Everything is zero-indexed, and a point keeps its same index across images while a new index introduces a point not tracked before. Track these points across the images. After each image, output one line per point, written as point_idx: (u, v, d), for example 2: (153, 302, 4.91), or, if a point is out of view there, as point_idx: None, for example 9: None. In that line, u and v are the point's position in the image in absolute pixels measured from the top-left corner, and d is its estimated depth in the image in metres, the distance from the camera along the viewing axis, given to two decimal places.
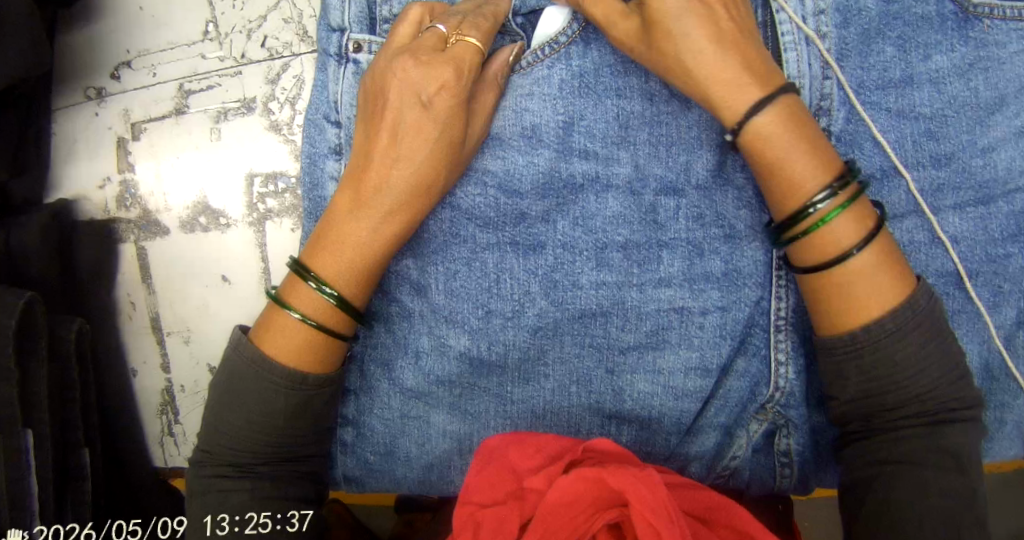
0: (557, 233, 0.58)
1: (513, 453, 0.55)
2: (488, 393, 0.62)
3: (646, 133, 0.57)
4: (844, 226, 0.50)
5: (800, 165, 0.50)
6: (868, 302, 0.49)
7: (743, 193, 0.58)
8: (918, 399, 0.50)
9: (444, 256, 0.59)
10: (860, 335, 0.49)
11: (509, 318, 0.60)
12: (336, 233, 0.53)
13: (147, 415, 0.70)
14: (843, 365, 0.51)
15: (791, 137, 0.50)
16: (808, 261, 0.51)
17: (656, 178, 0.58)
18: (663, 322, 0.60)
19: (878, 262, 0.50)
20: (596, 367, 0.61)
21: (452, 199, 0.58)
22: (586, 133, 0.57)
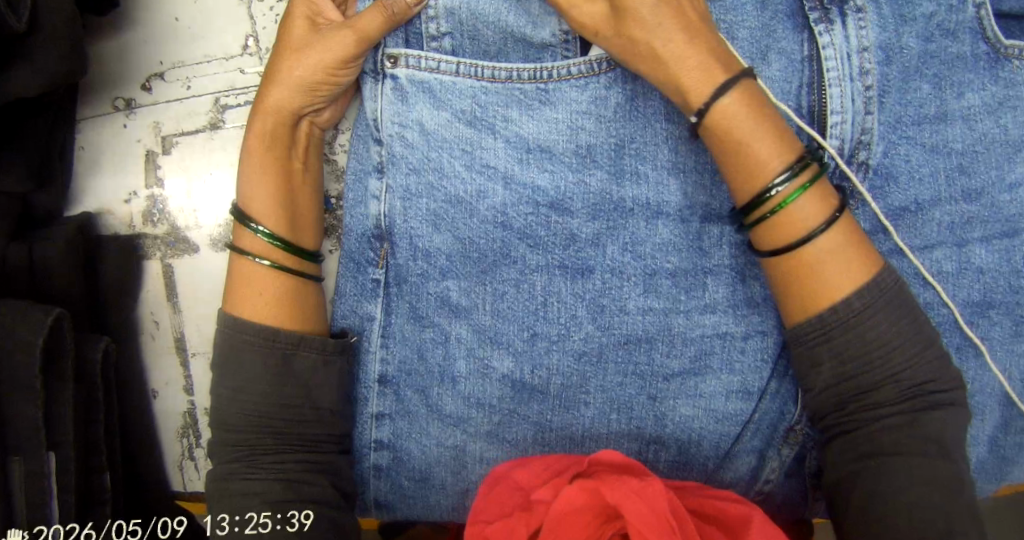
0: (606, 257, 0.58)
1: (520, 471, 0.55)
2: (527, 420, 0.60)
3: (695, 159, 0.57)
4: (808, 207, 0.50)
5: (761, 146, 0.50)
6: (832, 284, 0.50)
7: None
8: (895, 381, 0.50)
9: (493, 276, 0.57)
10: (830, 316, 0.50)
11: (555, 342, 0.58)
12: (255, 170, 0.56)
13: (166, 438, 0.67)
14: (818, 353, 0.51)
15: (752, 118, 0.50)
16: (770, 243, 0.52)
17: (703, 206, 0.58)
18: (706, 347, 0.59)
19: (836, 247, 0.50)
20: (638, 394, 0.60)
21: (505, 219, 0.57)
22: (637, 156, 0.57)
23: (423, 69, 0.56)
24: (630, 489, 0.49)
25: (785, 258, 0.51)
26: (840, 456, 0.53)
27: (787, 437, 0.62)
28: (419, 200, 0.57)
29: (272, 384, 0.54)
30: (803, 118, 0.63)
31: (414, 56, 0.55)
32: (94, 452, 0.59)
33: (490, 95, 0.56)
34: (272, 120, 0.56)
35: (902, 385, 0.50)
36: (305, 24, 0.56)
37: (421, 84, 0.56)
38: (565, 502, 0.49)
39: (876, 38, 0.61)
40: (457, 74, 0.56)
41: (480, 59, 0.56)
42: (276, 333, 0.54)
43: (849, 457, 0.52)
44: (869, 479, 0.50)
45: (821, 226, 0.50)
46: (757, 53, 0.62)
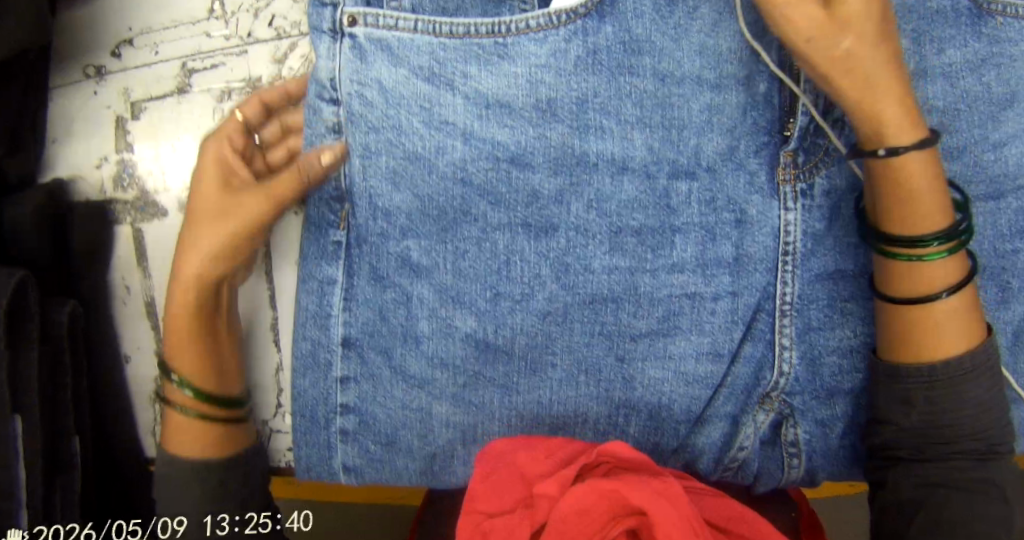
0: (570, 214, 0.57)
1: (523, 455, 0.57)
2: (492, 383, 0.60)
3: (659, 115, 0.56)
4: (942, 267, 0.53)
5: (930, 203, 0.51)
6: (948, 342, 0.53)
7: (756, 178, 0.57)
8: (973, 438, 0.54)
9: (454, 234, 0.57)
10: (938, 369, 0.53)
11: (518, 301, 0.58)
12: (178, 350, 0.59)
13: (138, 403, 0.66)
14: (912, 390, 0.54)
15: (928, 180, 0.51)
16: (901, 292, 0.54)
17: (669, 162, 0.57)
18: (674, 307, 0.58)
19: (925, 311, 0.54)
20: (606, 355, 0.59)
21: (465, 175, 0.56)
22: (600, 110, 0.56)
23: (382, 26, 0.55)
24: (654, 490, 0.51)
25: (909, 309, 0.54)
26: (906, 482, 0.56)
27: (760, 399, 0.61)
28: (378, 159, 0.57)
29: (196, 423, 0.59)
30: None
31: (372, 13, 0.54)
32: (60, 415, 0.59)
33: (448, 51, 0.55)
34: (193, 289, 0.59)
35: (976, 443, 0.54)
36: (215, 162, 0.59)
37: (380, 42, 0.55)
38: (573, 503, 0.51)
39: None
40: (416, 31, 0.55)
41: (439, 13, 0.55)
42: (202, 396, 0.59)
43: (917, 485, 0.55)
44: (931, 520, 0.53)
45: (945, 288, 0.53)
46: None
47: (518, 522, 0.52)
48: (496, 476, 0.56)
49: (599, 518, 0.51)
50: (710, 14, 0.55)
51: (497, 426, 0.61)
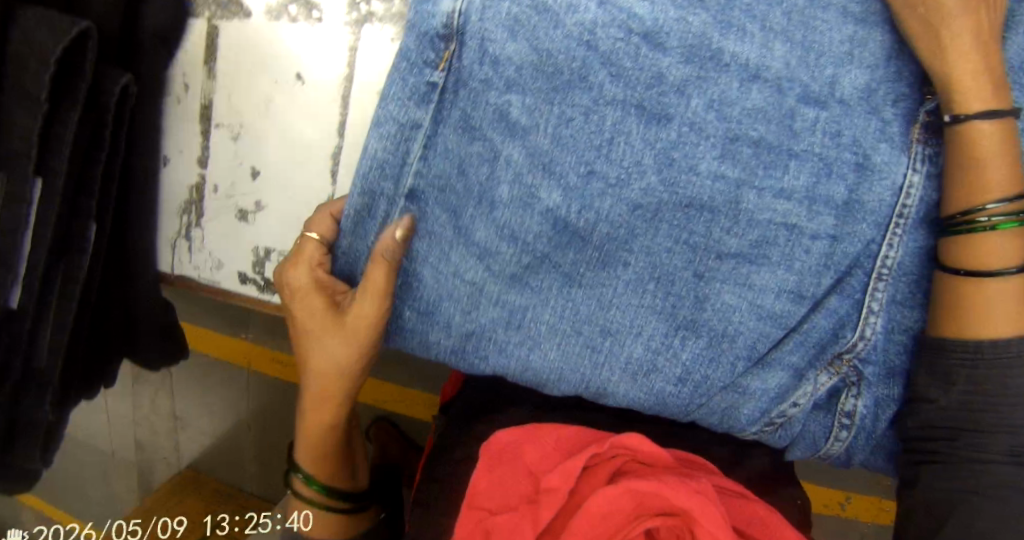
0: (689, 110, 0.51)
1: (530, 450, 0.61)
2: (557, 269, 0.56)
3: (802, 33, 0.52)
4: (1009, 243, 0.50)
5: (997, 173, 0.50)
6: (1002, 321, 0.50)
7: (888, 127, 0.53)
8: (1011, 432, 0.50)
9: (564, 98, 0.51)
10: (986, 346, 0.50)
11: (611, 186, 0.52)
12: (331, 388, 0.64)
13: (168, 210, 0.70)
14: (958, 366, 0.52)
15: (999, 150, 0.50)
16: (959, 262, 0.52)
17: (801, 85, 0.52)
18: (769, 235, 0.53)
19: (1019, 290, 0.50)
20: (683, 269, 0.55)
21: (591, 39, 0.50)
22: (748, 11, 0.51)
23: None
24: (678, 483, 0.53)
25: (964, 281, 0.52)
26: (937, 483, 0.53)
27: (829, 360, 0.57)
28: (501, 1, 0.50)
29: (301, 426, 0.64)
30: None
31: None
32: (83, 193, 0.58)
33: None
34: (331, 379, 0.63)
35: (1014, 444, 0.50)
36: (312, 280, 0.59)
37: None
38: (600, 501, 0.53)
39: None
40: None
41: None
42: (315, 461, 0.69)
43: (948, 485, 0.52)
44: (964, 521, 0.50)
45: (1012, 264, 0.50)
46: None
47: (518, 518, 0.56)
48: (505, 467, 0.60)
49: (624, 513, 0.53)
50: None
51: (549, 314, 0.57)
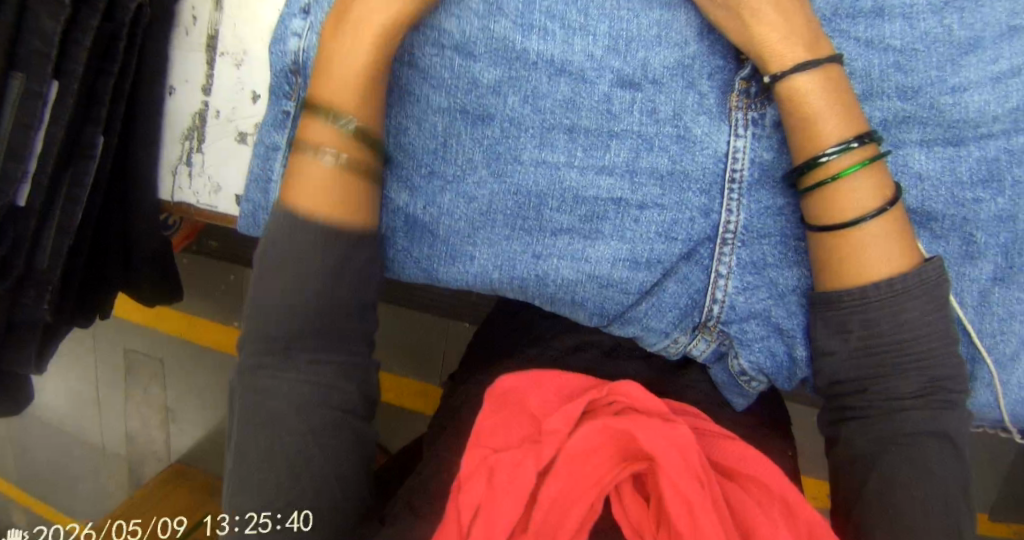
0: (507, 107, 0.56)
1: (535, 394, 0.60)
2: (416, 262, 0.60)
3: (606, 25, 0.55)
4: (864, 185, 0.50)
5: (831, 124, 0.50)
6: (873, 265, 0.50)
7: (704, 100, 0.56)
8: (918, 369, 0.50)
9: (398, 111, 0.57)
10: (871, 290, 0.50)
11: (450, 182, 0.57)
12: None
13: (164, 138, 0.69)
14: (850, 315, 0.51)
15: (827, 99, 0.50)
16: (819, 219, 0.52)
17: (613, 70, 0.55)
18: (598, 210, 0.56)
19: (884, 231, 0.50)
20: (523, 251, 0.57)
21: (411, 57, 0.55)
22: (546, 13, 0.55)
23: None
24: (656, 427, 0.53)
25: (832, 235, 0.51)
26: (858, 439, 0.52)
27: (698, 327, 0.59)
28: None
29: (268, 379, 0.52)
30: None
31: None
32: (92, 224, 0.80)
33: None
34: None
35: (924, 378, 0.50)
36: None
37: None
38: (580, 440, 0.54)
39: None
40: None
41: None
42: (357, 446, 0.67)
43: (869, 440, 0.51)
44: (885, 473, 0.50)
45: (872, 212, 0.50)
46: None
47: (523, 455, 0.55)
48: (501, 414, 0.58)
49: (605, 462, 0.54)
50: None
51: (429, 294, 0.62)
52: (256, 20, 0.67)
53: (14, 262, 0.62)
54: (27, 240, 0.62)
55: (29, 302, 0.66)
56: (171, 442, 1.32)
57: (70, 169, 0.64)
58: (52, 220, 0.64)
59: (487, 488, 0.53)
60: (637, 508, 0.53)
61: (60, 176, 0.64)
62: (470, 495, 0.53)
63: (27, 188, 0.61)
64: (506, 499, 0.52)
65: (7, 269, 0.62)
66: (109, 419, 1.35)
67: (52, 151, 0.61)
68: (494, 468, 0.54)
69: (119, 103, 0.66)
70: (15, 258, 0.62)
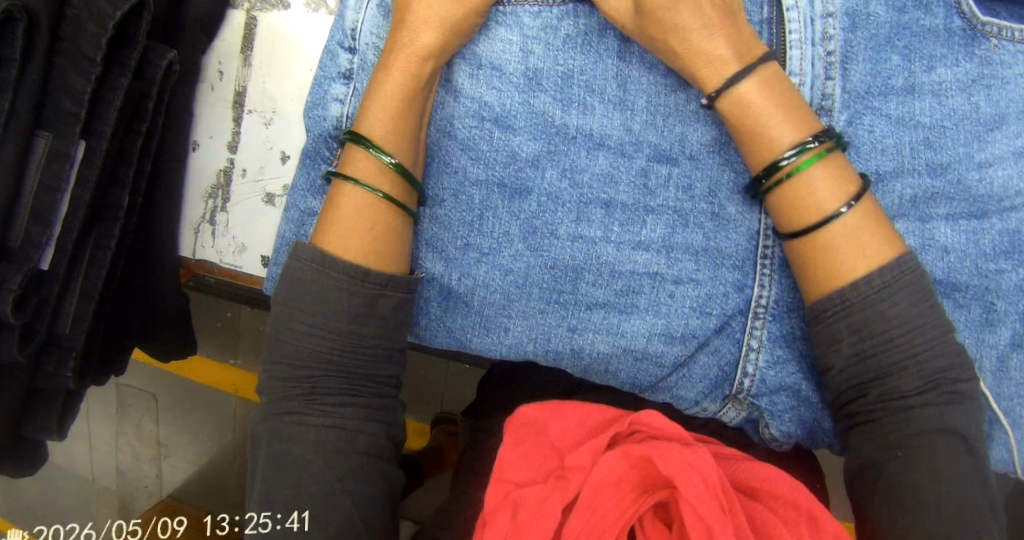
0: (545, 181, 0.56)
1: (555, 428, 0.59)
2: (449, 331, 0.60)
3: (645, 100, 0.55)
4: (826, 181, 0.50)
5: (779, 127, 0.50)
6: (849, 266, 0.50)
7: (740, 178, 0.56)
8: (917, 366, 0.49)
9: (434, 182, 0.57)
10: (849, 293, 0.50)
11: (485, 254, 0.58)
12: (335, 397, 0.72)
13: (192, 195, 0.69)
14: (835, 324, 0.51)
15: (770, 101, 0.50)
16: (788, 224, 0.52)
17: (650, 145, 0.56)
18: (634, 284, 0.56)
19: (857, 225, 0.50)
20: (558, 325, 0.57)
21: (449, 129, 0.56)
22: (586, 87, 0.55)
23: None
24: (684, 459, 0.53)
25: (805, 238, 0.51)
26: (868, 444, 0.52)
27: (729, 397, 0.60)
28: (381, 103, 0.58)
29: (292, 425, 0.51)
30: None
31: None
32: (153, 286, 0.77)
33: None
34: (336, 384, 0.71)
35: (926, 373, 0.49)
36: None
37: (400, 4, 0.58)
38: (605, 472, 0.55)
39: (842, 4, 0.58)
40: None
41: None
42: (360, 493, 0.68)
43: (879, 445, 0.51)
44: (897, 475, 0.49)
45: (840, 207, 0.50)
46: None
47: (546, 491, 0.55)
48: (522, 448, 0.59)
49: (628, 495, 0.55)
50: None
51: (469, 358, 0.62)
52: (285, 76, 0.66)
53: (37, 328, 0.60)
54: (50, 306, 0.60)
55: (51, 370, 0.64)
56: (164, 476, 1.36)
57: (94, 230, 0.61)
58: (76, 287, 0.62)
59: (511, 524, 0.54)
60: (662, 535, 0.55)
61: (86, 239, 0.62)
62: (495, 528, 0.54)
63: (50, 252, 0.59)
64: (531, 535, 0.53)
65: (31, 335, 0.60)
66: (98, 456, 1.36)
67: (77, 213, 0.59)
68: (518, 503, 0.55)
69: (147, 160, 0.64)
70: (39, 325, 0.60)
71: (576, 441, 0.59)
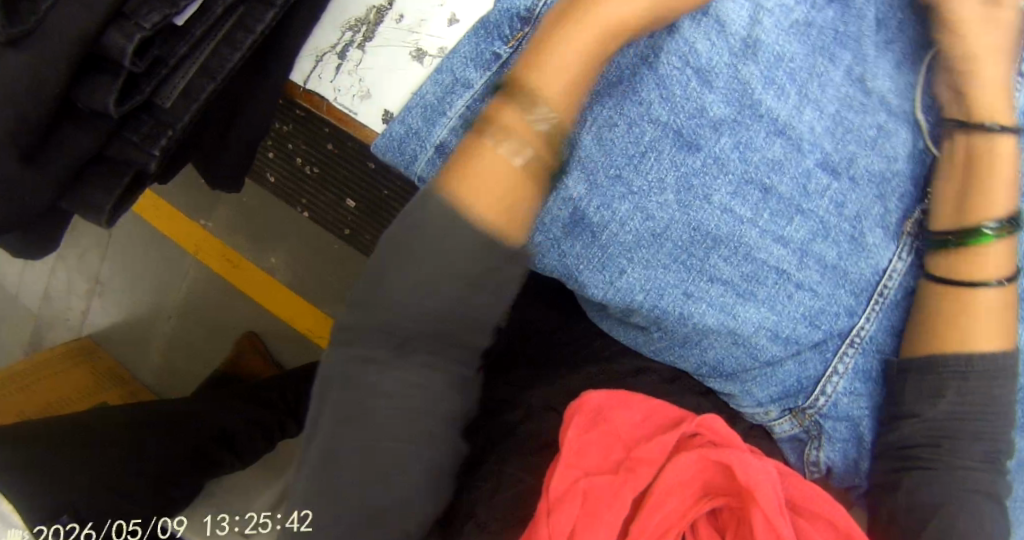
0: (718, 145, 0.56)
1: (623, 416, 0.55)
2: (564, 257, 0.58)
3: (834, 108, 0.58)
4: (1002, 256, 0.57)
5: (999, 193, 0.56)
6: (984, 332, 0.56)
7: (888, 215, 0.59)
8: (990, 440, 0.56)
9: (614, 104, 0.56)
10: (982, 356, 0.55)
11: (634, 193, 0.56)
12: None
13: (329, 20, 0.61)
14: (947, 380, 0.56)
15: (1002, 169, 0.57)
16: (947, 275, 0.58)
17: (822, 151, 0.57)
18: (761, 274, 0.57)
19: (999, 302, 0.57)
20: (675, 286, 0.57)
21: (653, 59, 0.55)
22: (789, 75, 0.56)
23: None
24: (759, 474, 0.50)
25: (960, 291, 0.57)
26: (923, 490, 0.55)
27: (793, 410, 0.63)
28: None
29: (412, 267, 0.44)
30: (938, 139, 0.60)
31: None
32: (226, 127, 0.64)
33: None
34: None
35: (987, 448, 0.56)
36: None
37: None
38: (678, 473, 0.52)
39: None
40: None
41: None
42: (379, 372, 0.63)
43: (934, 493, 0.55)
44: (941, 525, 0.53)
45: (999, 281, 0.56)
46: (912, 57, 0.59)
47: (617, 484, 0.51)
48: (593, 434, 0.54)
49: (690, 497, 0.52)
50: (897, 54, 0.59)
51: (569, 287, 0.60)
52: None
53: (141, 86, 0.51)
54: (164, 67, 0.51)
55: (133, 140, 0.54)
56: (89, 314, 1.28)
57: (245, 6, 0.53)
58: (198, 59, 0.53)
59: (580, 512, 0.49)
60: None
61: (232, 9, 0.53)
62: (563, 519, 0.49)
63: (190, 10, 0.50)
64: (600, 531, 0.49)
65: (132, 92, 0.51)
66: (30, 275, 1.31)
67: None
68: (586, 491, 0.51)
69: None
70: (144, 84, 0.51)
71: (643, 436, 0.55)
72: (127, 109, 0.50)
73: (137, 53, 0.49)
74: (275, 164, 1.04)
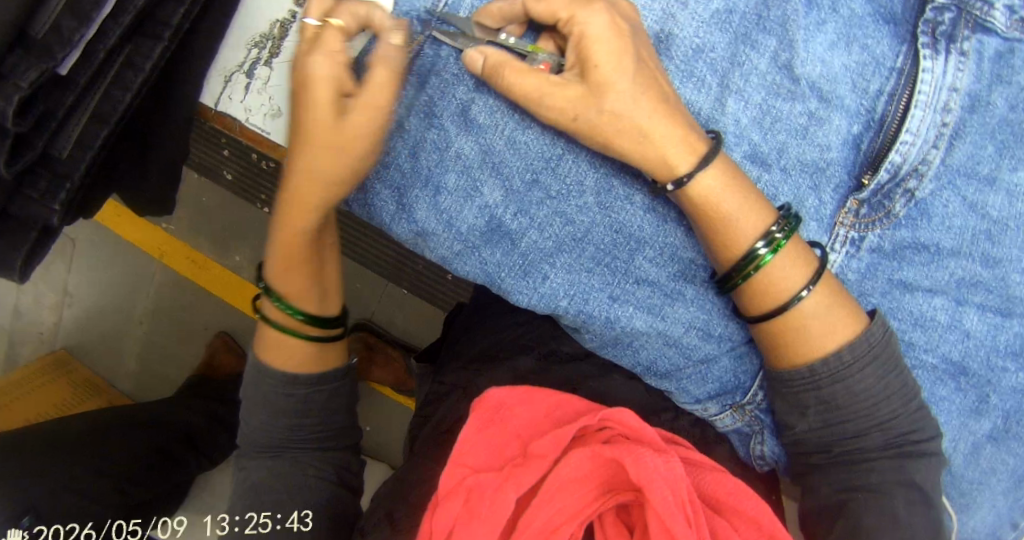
0: None
1: (524, 412, 0.55)
2: (484, 263, 0.56)
3: (760, 96, 0.53)
4: (791, 265, 0.50)
5: (740, 219, 0.49)
6: (820, 342, 0.51)
7: (823, 207, 0.57)
8: (879, 429, 0.52)
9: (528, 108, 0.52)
10: (817, 368, 0.51)
11: (552, 198, 0.54)
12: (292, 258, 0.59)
13: (235, 37, 0.61)
14: (805, 395, 0.52)
15: (728, 195, 0.49)
16: (757, 309, 0.52)
17: (750, 143, 0.54)
18: (687, 272, 0.56)
19: (821, 303, 0.51)
20: (601, 289, 0.56)
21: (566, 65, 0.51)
22: (710, 64, 0.52)
23: None
24: (651, 464, 0.47)
25: (776, 322, 0.52)
26: (825, 484, 0.54)
27: (732, 405, 0.61)
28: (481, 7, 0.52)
29: None
30: (872, 123, 0.56)
31: None
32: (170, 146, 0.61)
33: None
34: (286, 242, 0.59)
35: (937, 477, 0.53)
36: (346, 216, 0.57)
37: None
38: (570, 466, 0.49)
39: (970, 83, 0.55)
40: None
41: None
42: (296, 377, 0.63)
43: (837, 487, 0.53)
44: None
45: (802, 291, 0.50)
46: (842, 39, 0.54)
47: (503, 478, 0.50)
48: (491, 433, 0.54)
49: (589, 492, 0.50)
50: (831, 35, 0.54)
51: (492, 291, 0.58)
52: None
53: (32, 142, 0.50)
54: (55, 119, 0.50)
55: (35, 195, 0.52)
56: (63, 324, 1.30)
57: (131, 45, 0.52)
58: (89, 106, 0.52)
59: (462, 511, 0.50)
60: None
61: (118, 49, 0.52)
62: (444, 516, 0.50)
63: (73, 58, 0.48)
64: (478, 528, 0.48)
65: (23, 150, 0.49)
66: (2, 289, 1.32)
67: (120, 21, 0.49)
68: (472, 488, 0.51)
69: None
70: (36, 139, 0.50)
71: (542, 432, 0.54)
72: (20, 168, 0.49)
73: (18, 113, 0.47)
74: (230, 163, 1.07)
